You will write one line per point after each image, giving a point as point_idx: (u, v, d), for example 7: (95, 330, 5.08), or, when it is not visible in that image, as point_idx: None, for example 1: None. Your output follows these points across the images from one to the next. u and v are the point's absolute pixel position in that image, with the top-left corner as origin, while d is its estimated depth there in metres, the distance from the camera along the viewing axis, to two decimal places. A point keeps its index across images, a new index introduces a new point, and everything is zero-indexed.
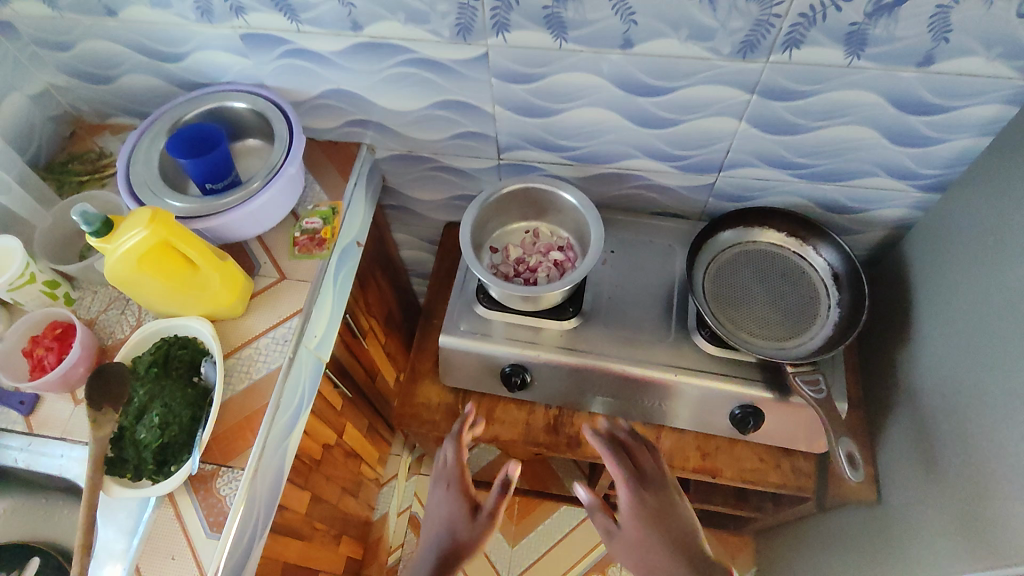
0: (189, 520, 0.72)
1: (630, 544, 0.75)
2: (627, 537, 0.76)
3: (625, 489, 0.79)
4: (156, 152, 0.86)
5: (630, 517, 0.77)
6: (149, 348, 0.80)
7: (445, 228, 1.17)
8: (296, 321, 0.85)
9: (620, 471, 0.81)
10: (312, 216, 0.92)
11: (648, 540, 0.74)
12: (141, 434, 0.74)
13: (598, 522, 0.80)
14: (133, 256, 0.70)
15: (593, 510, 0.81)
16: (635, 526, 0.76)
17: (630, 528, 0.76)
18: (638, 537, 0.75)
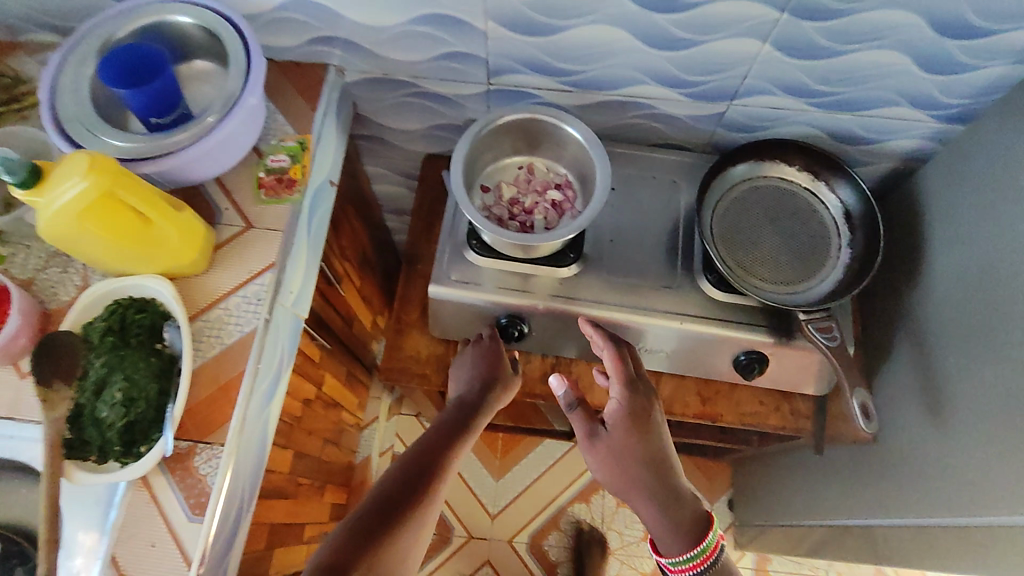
0: (168, 504, 0.66)
1: (612, 452, 0.74)
2: (612, 442, 0.75)
3: (619, 390, 0.76)
4: (85, 78, 0.71)
5: (618, 423, 0.75)
6: (101, 314, 0.70)
7: (423, 160, 1.06)
8: (268, 277, 0.75)
9: (617, 370, 0.77)
10: (278, 153, 0.81)
11: (628, 451, 0.73)
12: (103, 413, 0.65)
13: (576, 422, 0.80)
14: (75, 211, 0.59)
15: (573, 406, 0.81)
16: (621, 427, 0.74)
17: (617, 431, 0.75)
18: (622, 447, 0.74)
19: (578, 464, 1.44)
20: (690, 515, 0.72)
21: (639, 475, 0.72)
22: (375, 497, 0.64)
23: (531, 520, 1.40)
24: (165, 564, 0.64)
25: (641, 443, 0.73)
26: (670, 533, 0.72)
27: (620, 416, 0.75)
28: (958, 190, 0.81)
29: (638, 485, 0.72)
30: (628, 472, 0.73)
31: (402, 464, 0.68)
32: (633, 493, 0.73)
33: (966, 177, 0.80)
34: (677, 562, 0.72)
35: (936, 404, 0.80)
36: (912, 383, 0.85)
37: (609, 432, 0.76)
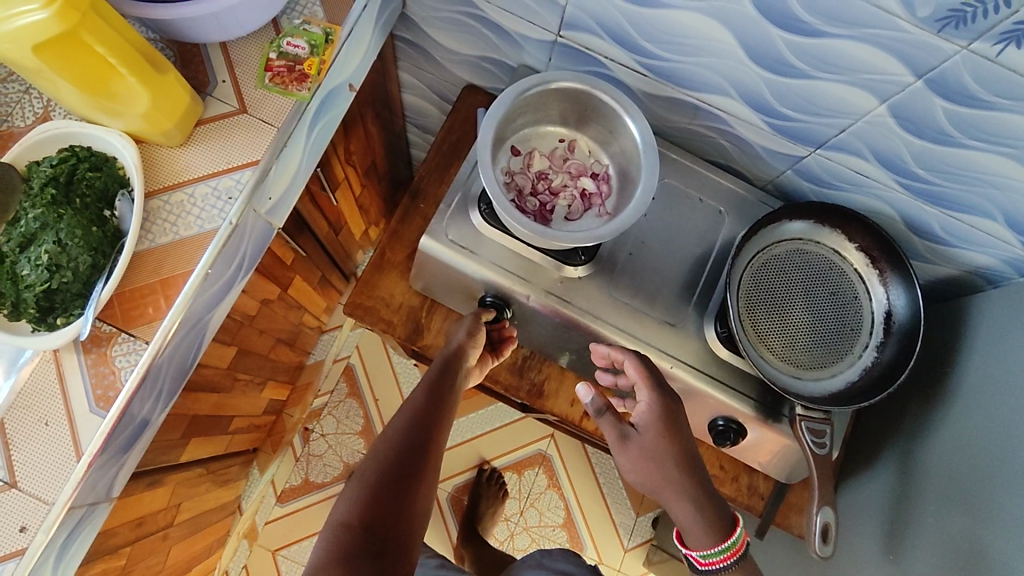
0: (74, 387, 0.61)
1: (648, 454, 0.68)
2: (645, 444, 0.69)
3: (649, 393, 0.69)
4: None
5: (650, 427, 0.68)
6: (51, 158, 0.61)
7: (462, 90, 0.94)
8: (248, 174, 0.67)
9: (641, 371, 0.69)
10: (296, 37, 0.69)
11: (666, 452, 0.68)
12: (23, 271, 0.58)
13: (608, 428, 0.72)
14: (32, 44, 0.50)
15: (602, 415, 0.72)
16: (656, 432, 0.68)
17: (651, 434, 0.68)
18: (658, 448, 0.68)
19: (524, 436, 1.42)
20: (722, 513, 0.68)
21: (675, 473, 0.68)
22: (387, 454, 0.63)
23: (460, 472, 1.39)
24: (53, 450, 0.60)
25: (677, 443, 0.68)
26: (703, 530, 0.67)
27: (650, 417, 0.68)
28: (1002, 324, 0.72)
29: (674, 485, 0.68)
30: (664, 471, 0.68)
31: (405, 420, 0.68)
32: (670, 493, 0.68)
33: (1012, 311, 0.71)
34: (707, 556, 0.68)
35: (896, 536, 0.76)
36: (881, 503, 0.81)
37: (642, 432, 0.69)
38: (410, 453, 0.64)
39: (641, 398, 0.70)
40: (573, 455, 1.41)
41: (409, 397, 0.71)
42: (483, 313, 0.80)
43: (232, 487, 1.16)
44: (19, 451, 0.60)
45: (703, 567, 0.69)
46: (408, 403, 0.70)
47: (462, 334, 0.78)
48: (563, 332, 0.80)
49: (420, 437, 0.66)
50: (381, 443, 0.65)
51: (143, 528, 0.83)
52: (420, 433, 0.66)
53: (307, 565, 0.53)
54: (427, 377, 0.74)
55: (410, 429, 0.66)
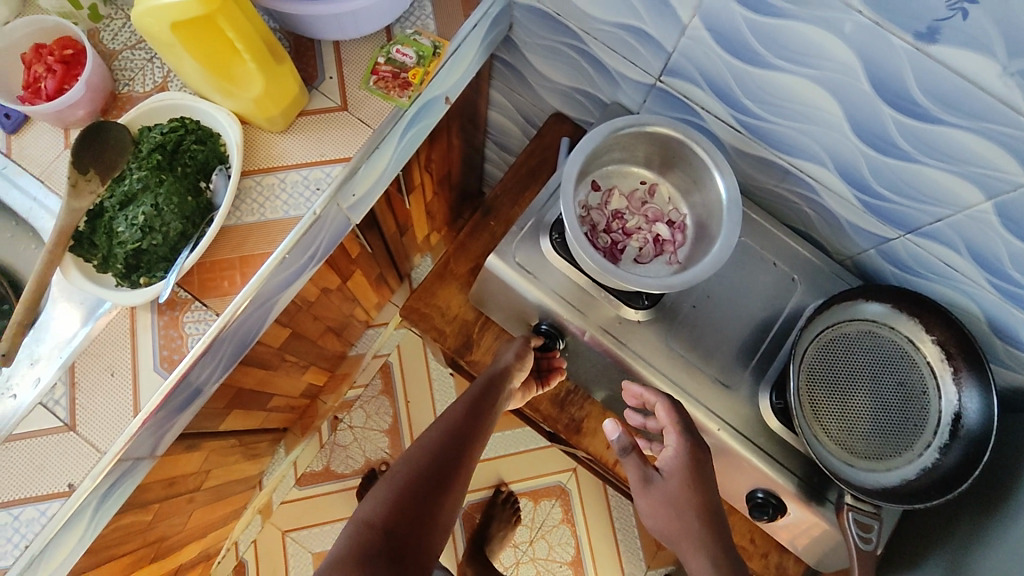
0: (144, 344, 0.64)
1: (670, 501, 0.65)
2: (668, 490, 0.66)
3: (677, 436, 0.68)
4: None
5: (675, 472, 0.66)
6: (162, 125, 0.66)
7: (550, 117, 0.96)
8: (338, 169, 0.69)
9: (671, 415, 0.69)
10: (406, 46, 0.72)
11: (688, 499, 0.64)
12: (119, 229, 0.62)
13: (633, 469, 0.70)
14: (171, 20, 0.53)
15: (626, 455, 0.71)
16: (680, 478, 0.66)
17: (675, 479, 0.66)
18: (681, 496, 0.65)
19: (546, 465, 1.40)
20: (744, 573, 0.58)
21: (696, 524, 0.63)
22: (419, 462, 0.63)
23: (477, 489, 1.38)
24: (112, 401, 0.62)
25: (700, 493, 0.64)
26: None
27: (676, 461, 0.67)
28: None
29: (692, 537, 0.62)
30: (685, 520, 0.63)
31: (442, 432, 0.68)
32: (686, 545, 0.62)
33: None
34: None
35: None
36: None
37: (665, 477, 0.67)
38: (441, 464, 0.64)
39: (669, 442, 0.69)
40: (592, 495, 1.38)
41: (448, 409, 0.72)
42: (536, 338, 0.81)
43: (258, 462, 1.18)
44: (82, 396, 0.62)
45: None
46: (447, 414, 0.71)
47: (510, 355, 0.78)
48: (612, 372, 0.79)
49: (455, 451, 0.66)
50: (416, 450, 0.65)
51: (174, 488, 0.85)
52: (454, 446, 0.66)
53: (324, 559, 0.53)
54: (470, 393, 0.74)
55: (445, 440, 0.67)
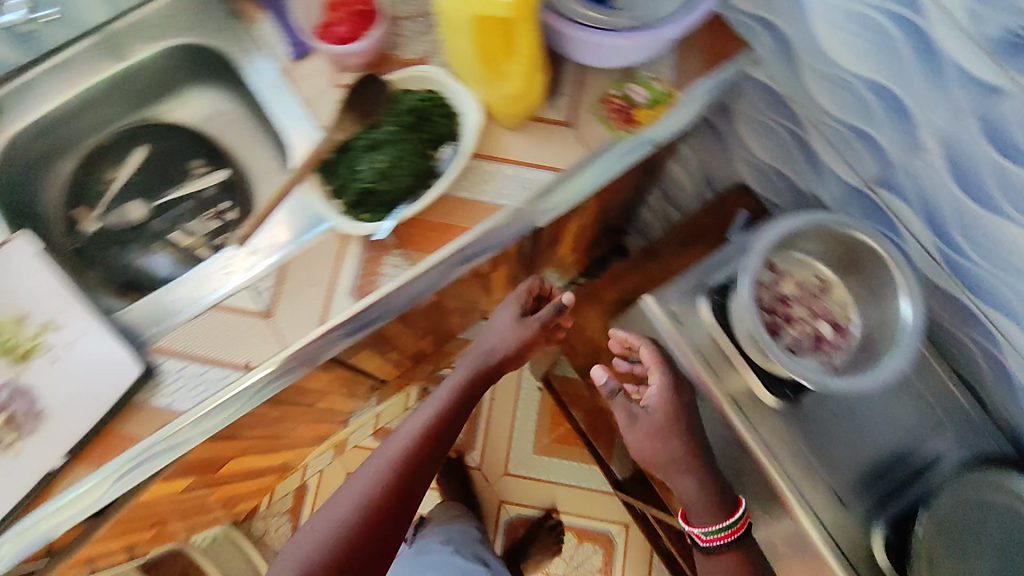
0: (344, 269, 0.72)
1: (656, 431, 0.76)
2: (653, 422, 0.77)
3: (660, 374, 0.78)
4: None
5: (662, 407, 0.77)
6: (418, 93, 0.76)
7: (736, 188, 0.99)
8: (547, 176, 0.75)
9: (655, 354, 0.79)
10: (642, 87, 0.79)
11: (673, 429, 0.76)
12: (360, 167, 0.72)
13: (621, 407, 0.79)
14: (480, 13, 0.62)
15: (615, 393, 0.79)
16: (665, 411, 0.76)
17: (660, 412, 0.77)
18: (662, 425, 0.76)
19: (601, 510, 1.40)
20: (725, 493, 0.77)
21: (677, 446, 0.76)
22: (381, 481, 0.68)
23: (529, 506, 1.41)
24: (306, 306, 0.71)
25: (683, 429, 0.76)
26: (715, 508, 0.76)
27: (662, 399, 0.77)
28: None
29: (668, 442, 0.76)
30: (670, 446, 0.76)
31: (395, 448, 0.72)
32: (675, 471, 0.76)
33: None
34: (709, 532, 0.77)
35: None
36: None
37: (651, 411, 0.78)
38: (403, 483, 0.69)
39: (652, 380, 0.78)
40: (636, 556, 1.37)
41: (426, 410, 0.75)
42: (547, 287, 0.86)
43: (353, 403, 1.27)
44: (286, 292, 0.71)
45: (707, 543, 0.78)
46: (427, 414, 0.75)
47: (508, 330, 0.80)
48: (725, 445, 0.80)
49: (419, 461, 0.71)
50: (371, 470, 0.70)
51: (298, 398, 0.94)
52: (422, 457, 0.71)
53: None
54: (450, 386, 0.77)
55: (411, 453, 0.71)
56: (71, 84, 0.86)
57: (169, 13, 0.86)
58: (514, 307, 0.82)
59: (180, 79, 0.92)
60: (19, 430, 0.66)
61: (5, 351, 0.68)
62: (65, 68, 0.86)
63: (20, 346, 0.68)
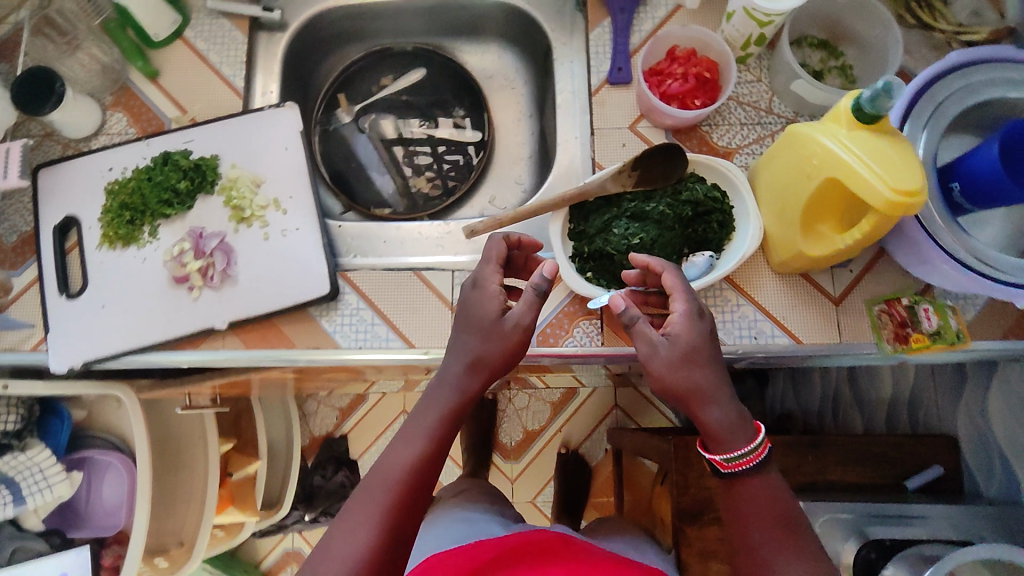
0: (543, 308, 0.71)
1: (682, 359, 0.53)
2: (670, 355, 0.53)
3: (684, 300, 0.55)
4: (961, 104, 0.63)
5: (686, 335, 0.53)
6: (708, 187, 0.70)
7: (941, 434, 0.87)
8: (781, 340, 0.69)
9: (681, 279, 0.57)
10: (935, 313, 0.66)
11: (699, 353, 0.53)
12: (613, 230, 0.68)
13: (641, 340, 0.54)
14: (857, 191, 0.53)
15: (636, 321, 0.55)
16: (691, 344, 0.53)
17: (680, 343, 0.53)
18: (684, 346, 0.53)
19: None
20: (743, 413, 0.54)
21: (704, 373, 0.53)
22: (382, 509, 0.50)
23: None
24: None
25: (712, 356, 0.54)
26: (730, 435, 0.52)
27: (682, 320, 0.54)
28: None
29: (712, 386, 0.53)
30: (694, 375, 0.52)
31: (385, 467, 0.52)
32: (697, 401, 0.53)
33: None
34: (732, 460, 0.52)
35: None
36: None
37: (669, 341, 0.53)
38: (410, 508, 0.51)
39: (676, 308, 0.55)
40: None
41: (420, 431, 0.53)
42: (512, 237, 0.63)
43: None
44: None
45: (727, 470, 0.53)
46: (423, 428, 0.54)
47: (495, 298, 0.56)
48: None
49: (424, 474, 0.52)
50: (362, 493, 0.51)
51: None
52: (425, 478, 0.52)
53: None
54: (458, 386, 0.54)
55: (412, 468, 0.52)
56: None
57: None
58: (517, 315, 0.55)
59: (491, 27, 0.89)
60: (206, 280, 0.68)
61: (232, 206, 0.70)
62: None
63: (247, 208, 0.70)
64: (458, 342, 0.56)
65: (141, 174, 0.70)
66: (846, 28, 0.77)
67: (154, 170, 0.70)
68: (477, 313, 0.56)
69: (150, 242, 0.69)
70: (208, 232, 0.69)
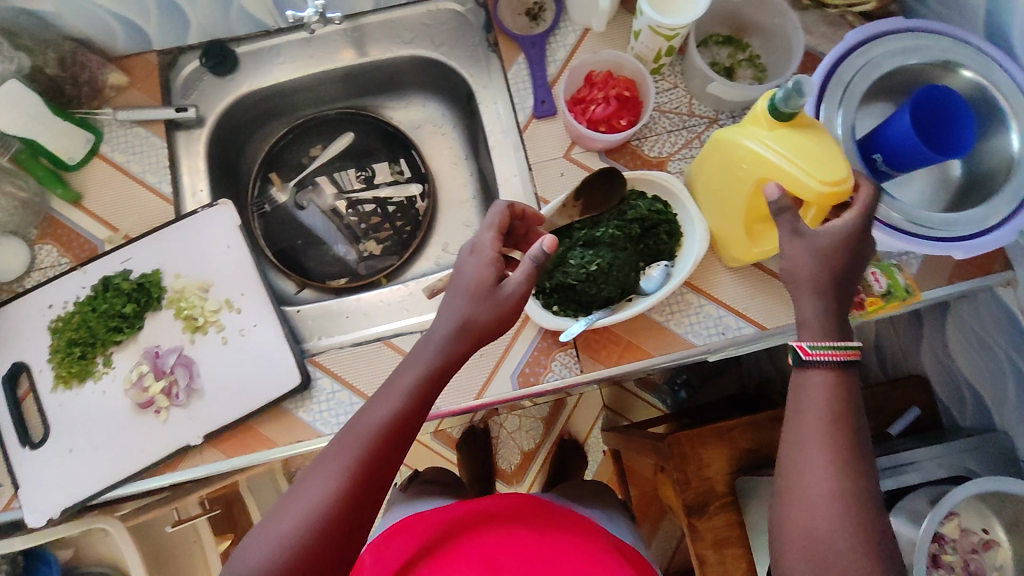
0: (515, 350, 0.71)
1: (815, 245, 0.51)
2: (817, 241, 0.51)
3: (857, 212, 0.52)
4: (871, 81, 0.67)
5: (854, 225, 0.51)
6: (649, 201, 0.71)
7: (912, 376, 0.92)
8: (749, 330, 0.71)
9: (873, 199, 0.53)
10: (883, 274, 0.72)
11: (836, 247, 0.50)
12: (570, 261, 0.69)
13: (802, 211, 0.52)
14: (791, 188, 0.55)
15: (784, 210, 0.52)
16: (846, 237, 0.51)
17: (831, 235, 0.51)
18: (824, 238, 0.51)
19: None
20: (843, 324, 0.51)
21: (820, 269, 0.50)
22: (351, 459, 0.48)
23: None
24: (468, 375, 0.70)
25: (852, 254, 0.51)
26: (821, 327, 0.50)
27: (853, 222, 0.51)
28: None
29: (823, 280, 0.50)
30: (818, 262, 0.50)
31: (364, 422, 0.50)
32: (800, 284, 0.51)
33: None
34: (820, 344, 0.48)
35: None
36: None
37: (818, 233, 0.51)
38: (380, 462, 0.49)
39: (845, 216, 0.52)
40: None
41: (400, 388, 0.51)
42: (516, 208, 0.61)
43: None
44: None
45: (808, 356, 0.49)
46: (404, 385, 0.51)
47: (490, 266, 0.53)
48: None
49: (401, 431, 0.49)
50: (335, 445, 0.49)
51: None
52: (402, 436, 0.50)
53: None
54: (442, 350, 0.51)
55: (386, 423, 0.49)
56: (313, 63, 0.84)
57: (428, 22, 0.84)
58: (516, 280, 0.52)
59: (406, 81, 0.90)
60: (172, 398, 0.66)
61: (184, 317, 0.69)
62: (311, 45, 0.84)
63: (198, 317, 0.69)
64: (447, 306, 0.53)
65: (83, 306, 0.68)
66: (747, 22, 0.80)
67: (95, 299, 0.68)
68: (472, 278, 0.53)
69: (106, 371, 0.67)
70: (164, 348, 0.68)
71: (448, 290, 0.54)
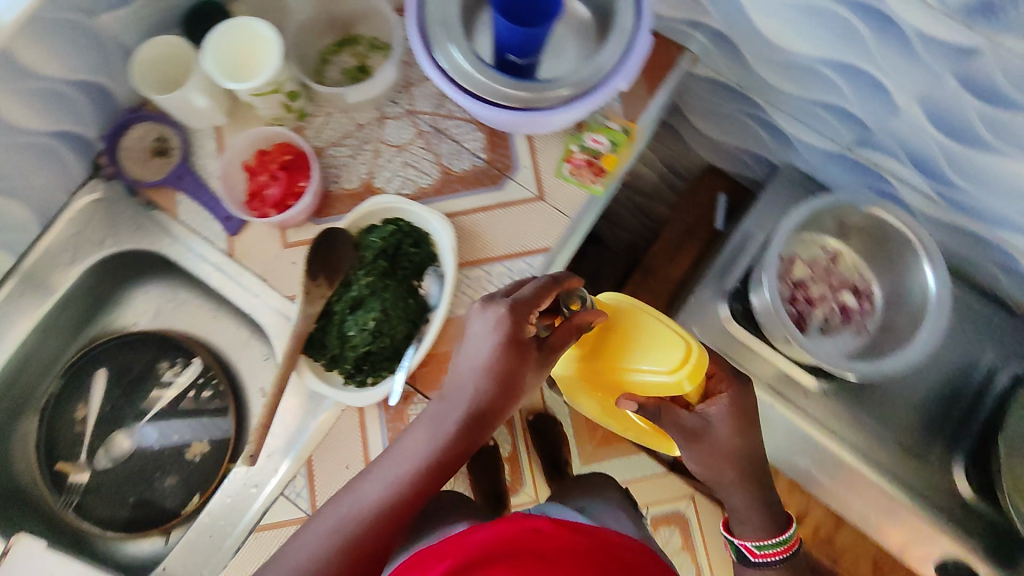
0: (372, 436, 0.69)
1: (717, 447, 0.62)
2: (717, 442, 0.62)
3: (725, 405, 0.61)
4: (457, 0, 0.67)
5: (729, 430, 0.61)
6: (378, 229, 0.70)
7: (702, 173, 0.97)
8: (539, 260, 0.73)
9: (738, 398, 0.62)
10: (600, 133, 0.75)
11: (735, 448, 0.62)
12: (350, 332, 0.67)
13: (682, 421, 0.61)
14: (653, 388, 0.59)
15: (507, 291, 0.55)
16: (735, 436, 0.62)
17: (728, 432, 0.61)
18: (728, 444, 0.62)
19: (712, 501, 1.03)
20: (779, 514, 0.67)
21: (733, 473, 0.63)
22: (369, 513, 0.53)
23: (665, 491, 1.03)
24: None
25: (747, 437, 0.62)
26: (760, 529, 0.66)
27: (726, 421, 0.61)
28: None
29: (737, 481, 0.64)
30: (730, 466, 0.62)
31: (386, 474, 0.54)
32: (726, 486, 0.64)
33: None
34: (767, 546, 0.66)
35: None
36: None
37: (712, 430, 0.61)
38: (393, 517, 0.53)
39: (714, 406, 0.61)
40: None
41: (422, 441, 0.55)
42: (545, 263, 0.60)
43: None
44: (321, 490, 0.68)
45: (758, 559, 0.67)
46: (423, 441, 0.55)
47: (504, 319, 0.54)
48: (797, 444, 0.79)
49: (420, 486, 0.54)
50: (355, 495, 0.54)
51: None
52: (421, 485, 0.54)
53: None
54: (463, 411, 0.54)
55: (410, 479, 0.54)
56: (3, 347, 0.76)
57: (77, 230, 0.78)
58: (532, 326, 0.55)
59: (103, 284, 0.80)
60: None
61: None
62: None
63: None
64: (464, 361, 0.56)
65: None
66: (339, 19, 0.79)
67: None
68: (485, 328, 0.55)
69: None
70: None
71: (464, 341, 0.56)
